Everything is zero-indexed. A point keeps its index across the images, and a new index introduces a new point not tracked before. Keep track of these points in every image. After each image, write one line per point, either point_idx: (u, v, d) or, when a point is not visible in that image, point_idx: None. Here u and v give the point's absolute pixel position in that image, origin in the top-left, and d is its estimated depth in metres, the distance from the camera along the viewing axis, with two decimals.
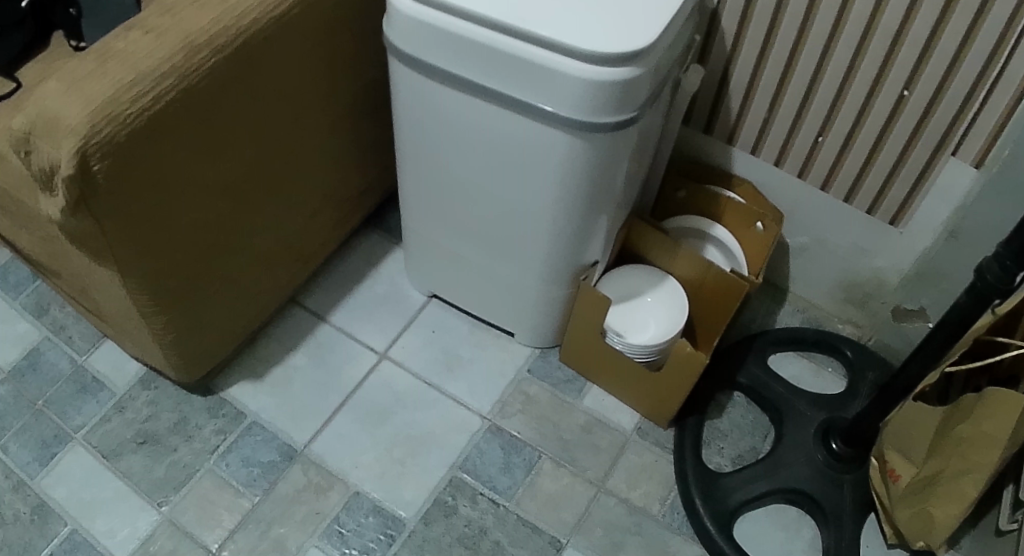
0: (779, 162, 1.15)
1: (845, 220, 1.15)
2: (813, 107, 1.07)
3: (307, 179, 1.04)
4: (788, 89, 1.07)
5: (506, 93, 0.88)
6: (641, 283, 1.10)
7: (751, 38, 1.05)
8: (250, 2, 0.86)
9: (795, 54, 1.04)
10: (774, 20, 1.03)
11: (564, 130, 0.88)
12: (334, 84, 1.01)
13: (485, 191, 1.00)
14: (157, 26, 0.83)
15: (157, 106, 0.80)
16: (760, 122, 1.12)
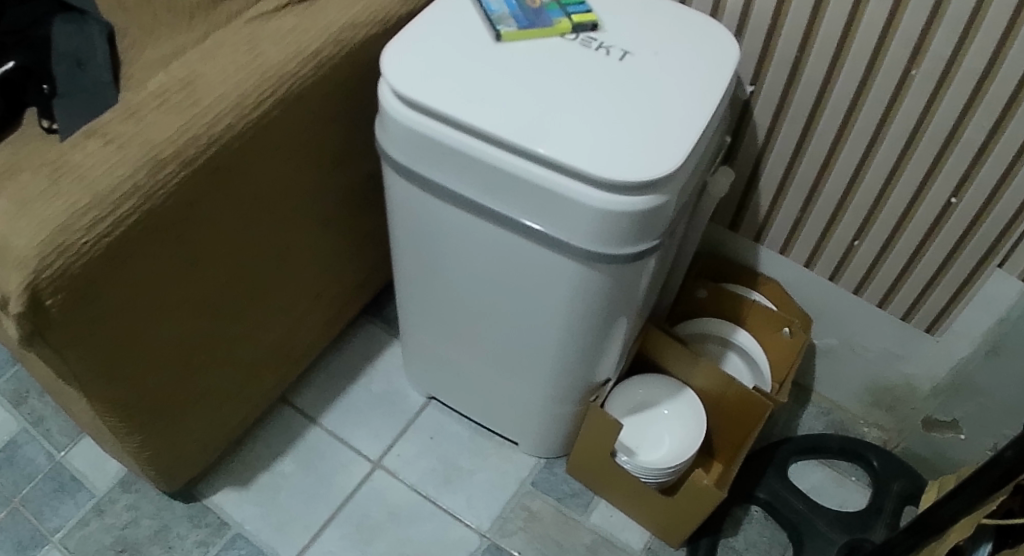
0: (810, 262, 1.06)
1: (879, 324, 1.06)
2: (851, 208, 0.97)
3: (293, 282, 0.97)
4: (824, 188, 0.97)
5: (508, 214, 0.78)
6: (654, 393, 1.03)
7: (785, 134, 0.96)
8: (224, 105, 0.78)
9: (833, 152, 0.95)
10: (812, 116, 0.93)
11: (575, 261, 0.78)
12: (321, 181, 0.92)
13: (485, 307, 0.91)
14: (118, 134, 0.74)
15: (118, 229, 0.72)
16: (791, 221, 1.03)
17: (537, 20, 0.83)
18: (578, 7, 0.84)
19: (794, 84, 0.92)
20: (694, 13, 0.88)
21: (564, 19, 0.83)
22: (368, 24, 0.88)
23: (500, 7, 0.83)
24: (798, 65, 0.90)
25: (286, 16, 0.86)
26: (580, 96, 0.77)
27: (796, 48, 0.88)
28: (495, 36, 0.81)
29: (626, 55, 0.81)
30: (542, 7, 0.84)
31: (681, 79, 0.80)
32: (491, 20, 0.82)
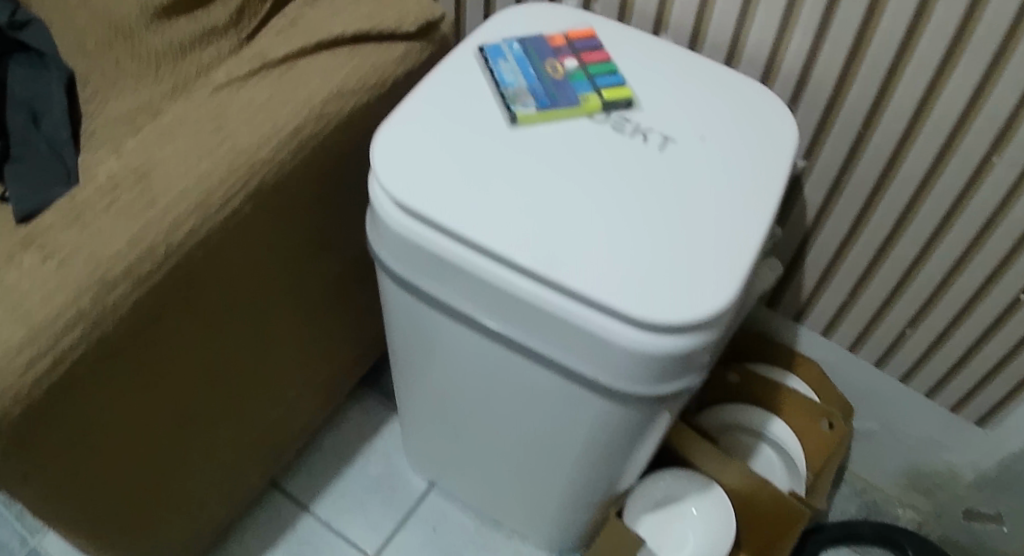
0: (854, 346, 0.94)
1: (922, 411, 0.96)
2: (909, 295, 0.86)
3: (273, 375, 0.86)
4: (880, 272, 0.86)
5: (525, 341, 0.66)
6: (681, 486, 0.93)
7: (840, 211, 0.83)
8: (185, 205, 0.65)
9: (892, 233, 0.82)
10: (874, 195, 0.80)
11: (602, 395, 0.66)
12: (304, 267, 0.81)
13: (491, 417, 0.80)
14: (60, 248, 0.62)
15: (62, 365, 0.60)
16: (837, 301, 0.91)
17: (560, 96, 0.70)
18: (609, 79, 0.71)
19: (853, 159, 0.79)
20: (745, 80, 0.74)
21: (593, 94, 0.70)
22: (358, 91, 0.75)
23: (518, 80, 0.71)
24: (862, 139, 0.77)
25: (261, 83, 0.73)
26: (613, 201, 0.64)
27: (860, 123, 0.76)
28: (510, 119, 0.68)
29: (668, 141, 0.68)
30: (568, 79, 0.71)
31: (733, 170, 0.66)
32: (506, 99, 0.69)
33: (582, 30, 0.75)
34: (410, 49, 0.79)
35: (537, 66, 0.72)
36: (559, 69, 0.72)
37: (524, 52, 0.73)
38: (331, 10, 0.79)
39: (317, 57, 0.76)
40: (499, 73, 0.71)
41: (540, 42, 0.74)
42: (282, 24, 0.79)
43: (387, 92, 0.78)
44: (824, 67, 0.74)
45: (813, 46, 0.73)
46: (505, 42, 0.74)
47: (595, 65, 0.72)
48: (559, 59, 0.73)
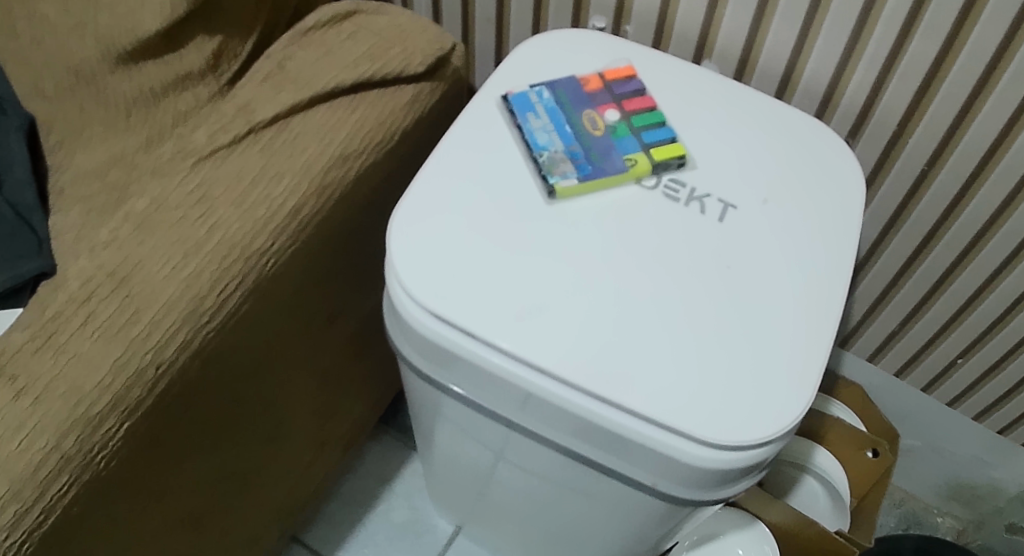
0: (900, 373, 0.91)
1: (966, 433, 0.92)
2: (962, 330, 0.80)
3: (286, 449, 0.79)
4: (935, 304, 0.80)
5: (567, 445, 0.60)
6: (723, 522, 0.88)
7: (893, 250, 0.78)
8: (172, 316, 0.58)
9: (950, 269, 0.76)
10: (934, 231, 0.74)
11: (657, 498, 0.60)
12: (314, 342, 0.73)
13: (527, 490, 0.75)
14: (30, 378, 0.54)
15: (48, 520, 0.53)
16: (885, 332, 0.87)
17: (604, 159, 0.61)
18: (656, 134, 0.63)
19: (913, 196, 0.73)
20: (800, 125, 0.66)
21: (640, 154, 0.61)
22: (362, 152, 0.66)
23: (553, 139, 0.61)
24: (924, 178, 0.70)
25: (251, 151, 0.64)
26: (668, 291, 0.57)
27: (924, 161, 0.69)
28: (548, 193, 0.59)
29: (728, 210, 0.61)
30: (610, 135, 0.62)
31: (800, 248, 0.60)
32: (542, 168, 0.60)
33: (620, 69, 0.66)
34: (418, 92, 0.70)
35: (573, 120, 0.63)
36: (598, 123, 0.63)
37: (556, 102, 0.64)
38: (324, 50, 0.69)
39: (311, 114, 0.66)
40: (530, 132, 0.62)
41: (573, 88, 0.65)
42: (267, 68, 0.69)
43: (393, 148, 0.68)
44: (890, 102, 0.66)
45: (877, 79, 0.65)
46: (533, 90, 0.64)
47: (639, 116, 0.63)
48: (597, 109, 0.64)
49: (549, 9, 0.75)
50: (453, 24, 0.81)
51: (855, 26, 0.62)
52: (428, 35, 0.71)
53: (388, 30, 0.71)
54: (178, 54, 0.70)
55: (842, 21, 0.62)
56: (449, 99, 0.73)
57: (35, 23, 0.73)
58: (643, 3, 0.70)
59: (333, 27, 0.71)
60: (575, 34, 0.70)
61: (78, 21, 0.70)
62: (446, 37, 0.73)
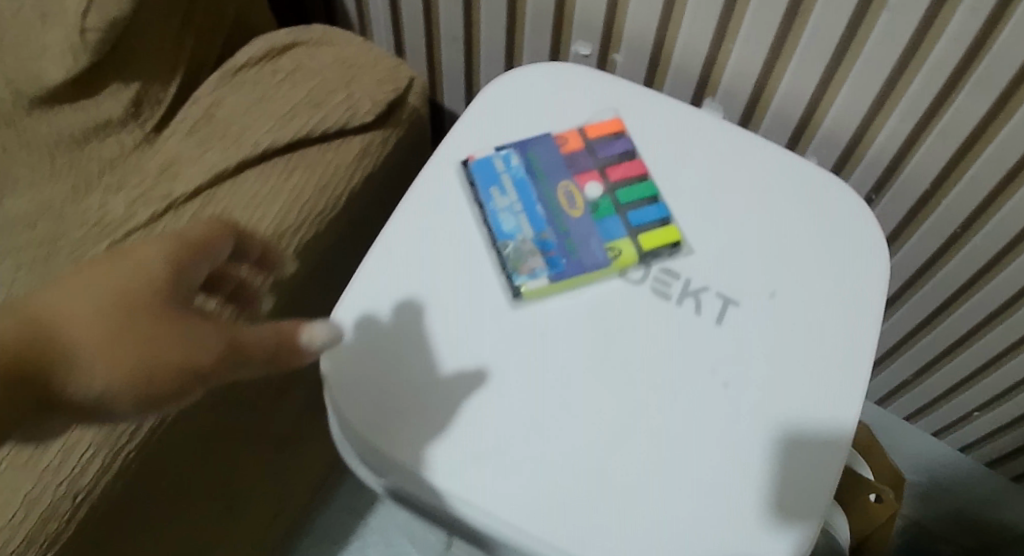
0: (912, 417, 0.83)
1: (987, 480, 0.83)
2: (978, 387, 0.70)
3: (239, 536, 0.72)
4: (953, 362, 0.70)
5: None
6: None
7: (915, 302, 0.67)
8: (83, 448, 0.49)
9: (971, 334, 0.66)
10: (959, 293, 0.64)
11: None
12: (262, 424, 0.65)
13: None
14: None
15: None
16: (899, 378, 0.78)
17: (581, 250, 0.51)
18: (645, 213, 0.52)
19: (941, 257, 0.62)
20: (819, 188, 0.55)
21: (626, 241, 0.51)
22: (300, 224, 0.56)
23: (521, 224, 0.52)
24: (954, 241, 0.60)
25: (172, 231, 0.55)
26: (653, 413, 0.48)
27: (959, 226, 0.58)
28: (512, 295, 0.50)
29: (728, 307, 0.51)
30: (589, 217, 0.52)
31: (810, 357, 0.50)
32: (507, 264, 0.50)
33: (604, 124, 0.56)
34: (367, 143, 0.60)
35: (546, 196, 0.53)
36: (576, 200, 0.53)
37: (528, 170, 0.54)
38: (257, 94, 0.60)
39: (242, 180, 0.56)
40: (495, 213, 0.52)
41: (548, 151, 0.54)
42: (194, 117, 0.60)
43: (335, 215, 0.58)
44: (924, 160, 0.54)
45: (912, 133, 0.53)
46: (500, 154, 0.54)
47: (626, 188, 0.53)
48: (575, 180, 0.53)
49: (524, 33, 0.63)
50: (417, 44, 0.70)
51: (891, 75, 0.50)
52: (379, 72, 0.61)
53: (333, 68, 0.60)
54: (95, 99, 0.60)
55: (875, 70, 0.50)
56: (407, 145, 0.63)
57: None
58: (633, 32, 0.58)
59: (268, 64, 0.61)
60: (554, 68, 0.58)
61: None
62: (404, 70, 0.62)
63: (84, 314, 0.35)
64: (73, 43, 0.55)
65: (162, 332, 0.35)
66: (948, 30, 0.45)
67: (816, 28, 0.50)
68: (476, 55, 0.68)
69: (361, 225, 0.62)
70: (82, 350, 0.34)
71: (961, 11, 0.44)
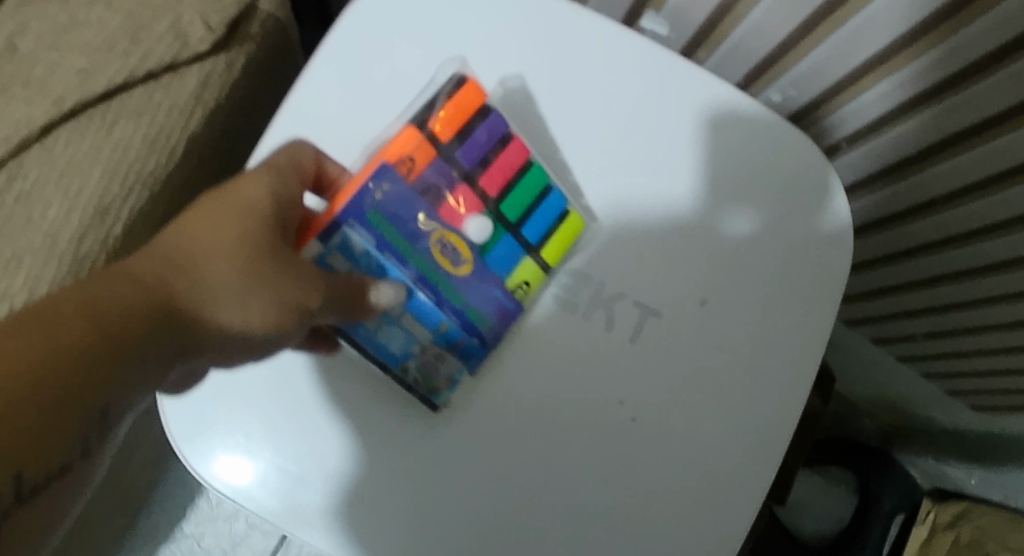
0: (850, 324, 0.76)
1: (940, 402, 0.79)
2: (938, 333, 0.63)
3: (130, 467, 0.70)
4: (904, 302, 0.62)
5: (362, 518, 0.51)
6: None
7: (869, 240, 0.58)
8: None
9: (919, 283, 0.58)
10: (914, 251, 0.54)
11: None
12: None
13: None
14: None
15: None
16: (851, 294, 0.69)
17: (494, 316, 0.42)
18: (542, 215, 0.43)
19: (903, 216, 0.52)
20: (755, 152, 0.44)
21: (529, 260, 0.43)
22: (127, 194, 0.46)
23: (409, 328, 0.42)
24: (925, 205, 0.49)
25: None
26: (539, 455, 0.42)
27: (927, 199, 0.48)
28: (432, 409, 0.42)
29: (643, 319, 0.43)
30: (480, 260, 0.42)
31: (735, 377, 0.43)
32: (415, 384, 0.42)
33: (455, 107, 0.40)
34: (206, 75, 0.47)
35: (419, 265, 0.41)
36: (459, 251, 0.41)
37: (382, 247, 0.41)
38: (64, 18, 0.46)
39: (52, 144, 0.45)
40: (377, 334, 0.42)
41: (395, 199, 0.40)
42: None
43: (170, 176, 0.48)
44: (915, 127, 0.43)
45: (904, 103, 0.43)
46: (340, 243, 0.40)
47: (511, 196, 0.42)
48: (450, 223, 0.41)
49: None
50: None
51: (901, 37, 0.38)
52: None
53: None
54: None
55: (884, 25, 0.38)
56: (262, 62, 0.51)
57: None
58: None
59: None
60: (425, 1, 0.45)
61: None
62: None
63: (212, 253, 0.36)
64: None
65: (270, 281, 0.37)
66: (996, 12, 0.33)
67: None
68: None
69: (218, 169, 0.53)
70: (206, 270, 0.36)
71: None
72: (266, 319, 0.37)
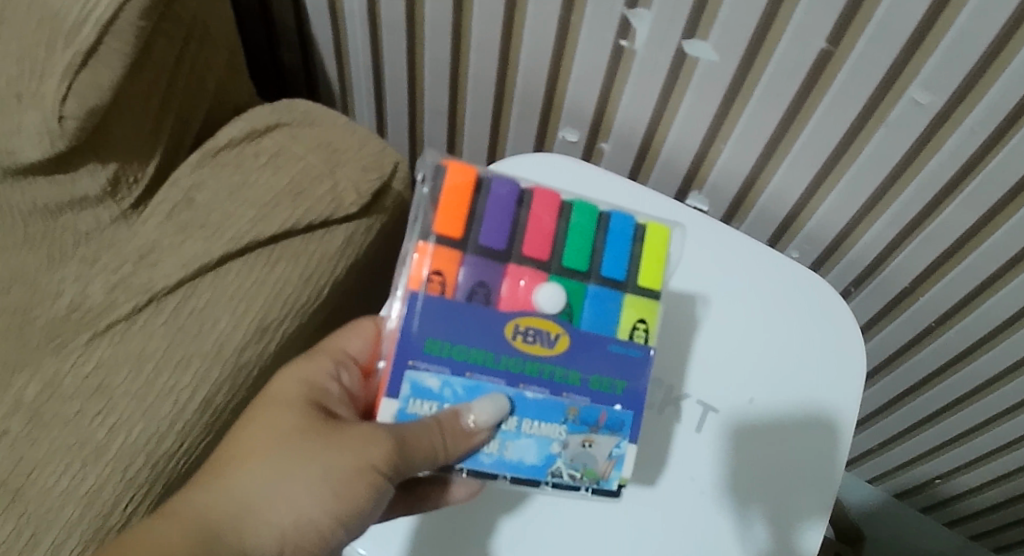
0: (871, 479, 0.84)
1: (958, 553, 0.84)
2: (950, 460, 0.71)
3: None
4: (920, 435, 0.71)
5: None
6: None
7: (869, 391, 0.72)
8: (73, 511, 0.51)
9: (933, 414, 0.68)
10: (920, 384, 0.67)
11: None
12: None
13: None
14: None
15: None
16: (863, 446, 0.79)
17: (622, 374, 0.50)
18: (606, 267, 0.51)
19: (915, 345, 0.64)
20: (768, 329, 0.58)
21: (628, 296, 0.51)
22: (284, 318, 0.56)
23: (540, 430, 0.49)
24: (927, 333, 0.62)
25: (152, 328, 0.55)
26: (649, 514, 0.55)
27: (932, 319, 0.60)
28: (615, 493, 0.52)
29: (708, 415, 0.56)
30: (574, 327, 0.50)
31: (781, 450, 0.57)
32: (581, 478, 0.50)
33: (452, 204, 0.49)
34: (351, 233, 0.59)
35: (510, 362, 0.48)
36: (541, 330, 0.49)
37: (455, 372, 0.48)
38: (238, 178, 0.58)
39: (224, 273, 0.56)
40: (510, 457, 0.49)
41: (435, 321, 0.47)
42: (173, 198, 0.58)
43: (315, 309, 0.58)
44: (910, 256, 0.56)
45: (894, 238, 0.56)
46: (413, 390, 0.48)
47: (564, 258, 0.50)
48: (520, 309, 0.49)
49: (510, 114, 0.64)
50: (400, 113, 0.70)
51: (884, 181, 0.53)
52: (363, 159, 0.59)
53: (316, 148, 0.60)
54: (70, 176, 0.59)
55: (869, 173, 0.52)
56: (389, 229, 0.62)
57: None
58: (624, 120, 0.58)
59: (249, 144, 0.59)
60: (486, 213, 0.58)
61: None
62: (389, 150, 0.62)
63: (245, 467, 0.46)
64: (49, 127, 0.53)
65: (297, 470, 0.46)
66: (946, 146, 0.48)
67: (814, 129, 0.52)
68: (459, 128, 0.68)
69: (350, 307, 0.63)
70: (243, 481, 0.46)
71: (961, 130, 0.47)
72: (315, 496, 0.46)
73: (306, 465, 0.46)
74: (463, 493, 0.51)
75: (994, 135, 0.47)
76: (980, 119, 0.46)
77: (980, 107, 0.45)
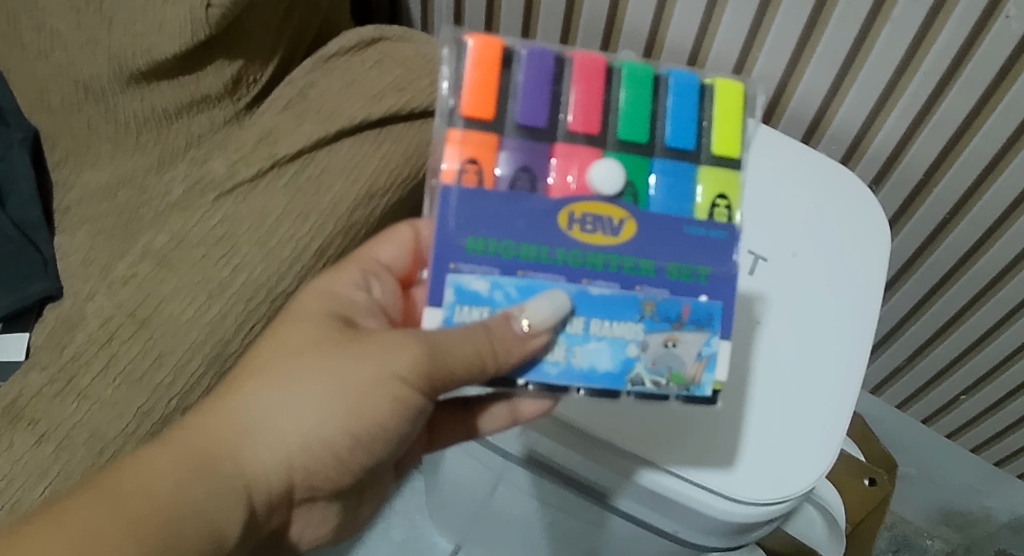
0: (902, 404, 0.96)
1: (976, 467, 0.98)
2: (972, 362, 0.83)
3: None
4: (947, 340, 0.83)
5: (642, 517, 0.64)
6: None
7: (892, 305, 0.85)
8: (196, 335, 0.59)
9: (956, 317, 0.81)
10: (941, 285, 0.80)
11: (713, 525, 0.60)
12: None
13: (526, 527, 0.78)
14: (98, 394, 0.58)
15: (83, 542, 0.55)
16: (895, 365, 0.92)
17: (705, 260, 0.46)
18: (682, 131, 0.49)
19: (934, 242, 0.77)
20: (802, 204, 0.66)
21: (704, 167, 0.49)
22: (390, 187, 0.65)
23: (615, 330, 0.45)
24: (943, 229, 0.75)
25: (274, 188, 0.62)
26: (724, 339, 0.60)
27: (946, 211, 0.73)
28: (709, 401, 0.47)
29: (759, 263, 0.63)
30: (639, 211, 0.46)
31: (823, 291, 0.63)
32: (669, 382, 0.46)
33: (484, 85, 0.47)
34: None
35: (568, 256, 0.45)
36: (603, 219, 0.46)
37: (507, 268, 0.45)
38: (348, 79, 0.66)
39: (337, 148, 0.64)
40: (580, 365, 0.45)
41: (476, 219, 0.45)
42: (288, 95, 0.66)
43: (418, 181, 0.68)
44: (923, 147, 0.68)
45: (908, 132, 0.68)
46: (459, 296, 0.45)
47: (628, 131, 0.48)
48: (573, 196, 0.46)
49: (576, 42, 0.77)
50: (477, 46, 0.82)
51: (891, 79, 0.65)
52: None
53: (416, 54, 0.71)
54: (194, 76, 0.67)
55: (879, 71, 0.64)
56: None
57: (43, 36, 0.69)
58: (676, 36, 0.71)
59: (356, 54, 0.67)
60: None
61: (89, 36, 0.67)
62: None
63: (254, 388, 0.47)
64: (195, 17, 0.61)
65: (300, 396, 0.47)
66: (940, 40, 0.60)
67: (832, 33, 0.63)
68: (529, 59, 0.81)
69: None
70: (248, 409, 0.47)
71: (950, 24, 0.59)
72: (323, 416, 0.47)
73: (312, 384, 0.47)
74: (530, 411, 0.53)
75: (976, 28, 0.59)
76: (965, 11, 0.57)
77: (961, 4, 0.57)
